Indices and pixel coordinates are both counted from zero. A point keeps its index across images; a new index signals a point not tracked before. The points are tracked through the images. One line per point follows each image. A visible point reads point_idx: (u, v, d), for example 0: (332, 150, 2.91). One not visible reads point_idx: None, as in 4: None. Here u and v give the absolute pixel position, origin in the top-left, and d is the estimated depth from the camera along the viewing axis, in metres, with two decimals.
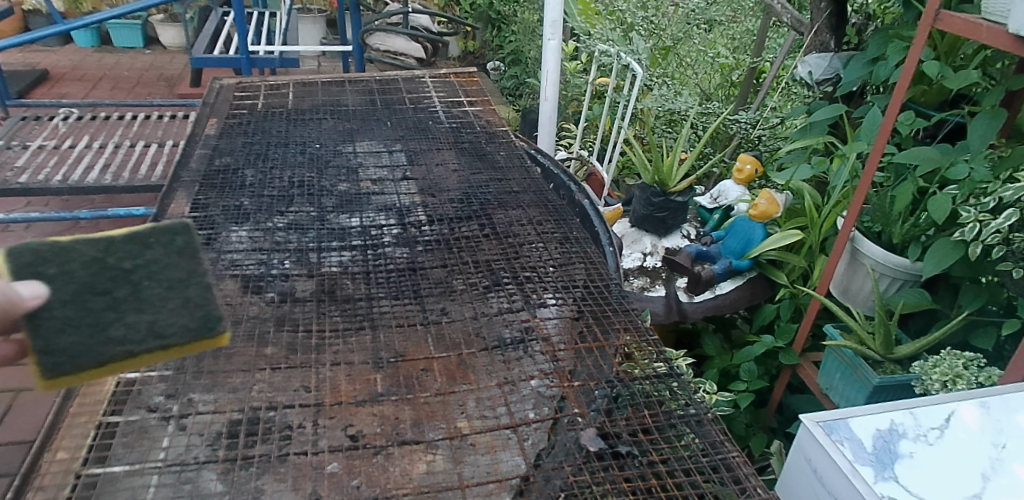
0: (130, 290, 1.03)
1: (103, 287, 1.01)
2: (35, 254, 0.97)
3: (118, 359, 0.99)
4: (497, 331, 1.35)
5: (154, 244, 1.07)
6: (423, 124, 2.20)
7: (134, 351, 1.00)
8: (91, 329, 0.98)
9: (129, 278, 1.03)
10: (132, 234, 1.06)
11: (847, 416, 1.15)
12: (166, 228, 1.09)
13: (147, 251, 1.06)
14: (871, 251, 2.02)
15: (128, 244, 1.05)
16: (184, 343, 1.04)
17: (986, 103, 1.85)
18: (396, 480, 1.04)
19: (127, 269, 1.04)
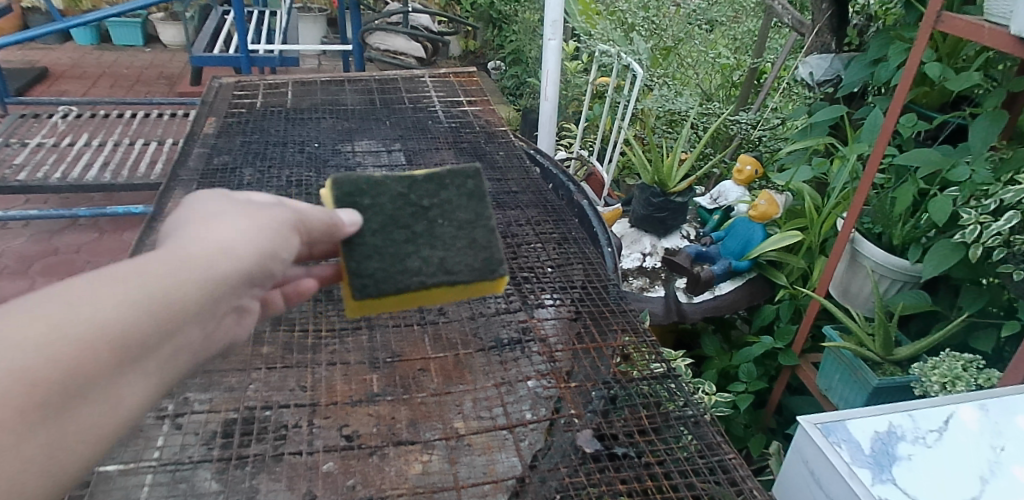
0: (426, 226, 0.99)
1: (406, 221, 0.97)
2: (355, 184, 0.96)
3: (418, 288, 0.96)
4: (494, 331, 1.35)
5: (450, 185, 1.02)
6: (422, 123, 2.20)
7: (430, 283, 0.96)
8: (393, 258, 0.96)
9: (427, 215, 0.99)
10: (430, 174, 1.01)
11: (845, 418, 1.15)
12: (460, 170, 1.03)
13: (443, 191, 1.01)
14: (871, 252, 2.01)
15: (427, 183, 1.00)
16: (468, 282, 0.98)
17: (988, 105, 1.85)
18: (391, 480, 1.04)
19: (425, 207, 0.99)
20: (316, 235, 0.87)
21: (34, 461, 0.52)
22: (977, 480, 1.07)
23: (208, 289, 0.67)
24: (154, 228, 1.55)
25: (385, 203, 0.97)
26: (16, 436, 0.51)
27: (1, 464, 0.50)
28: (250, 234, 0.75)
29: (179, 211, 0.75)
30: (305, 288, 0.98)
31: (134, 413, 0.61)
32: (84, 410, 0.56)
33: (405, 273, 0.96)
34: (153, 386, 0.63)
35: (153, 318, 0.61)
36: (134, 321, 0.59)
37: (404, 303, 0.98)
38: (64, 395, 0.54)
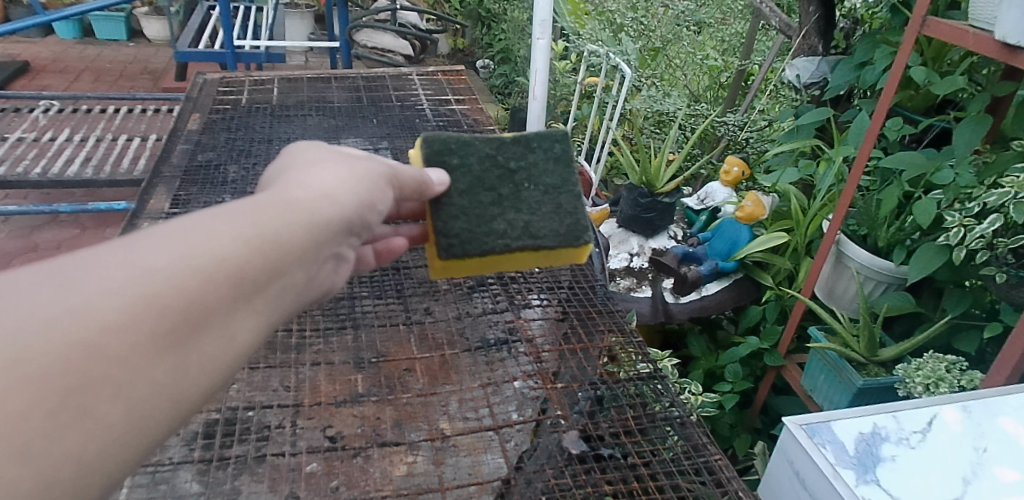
0: (512, 189, 1.05)
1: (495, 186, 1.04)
2: (445, 145, 1.03)
3: (508, 251, 1.03)
4: (481, 332, 1.34)
5: (538, 149, 1.07)
6: (409, 122, 2.19)
7: (518, 246, 1.03)
8: (480, 218, 1.03)
9: (514, 178, 1.05)
10: (518, 137, 1.07)
11: (831, 419, 1.15)
12: (548, 134, 1.08)
13: (530, 155, 1.06)
14: (856, 254, 2.03)
15: (514, 146, 1.06)
16: (552, 247, 1.06)
17: (972, 109, 1.86)
18: (376, 482, 1.03)
19: (512, 169, 1.05)
20: (402, 191, 0.90)
21: (163, 386, 0.51)
22: (961, 481, 1.08)
23: (325, 224, 0.70)
24: (135, 225, 1.52)
25: (474, 165, 1.03)
26: (149, 358, 0.50)
27: (191, 358, 0.53)
28: (358, 178, 0.79)
29: (286, 161, 0.78)
30: (394, 246, 1.05)
31: (249, 350, 0.60)
32: (231, 325, 0.57)
33: (496, 236, 1.03)
34: (268, 325, 0.63)
35: (270, 251, 0.61)
36: (252, 254, 0.59)
37: (491, 265, 1.06)
38: (191, 321, 0.53)
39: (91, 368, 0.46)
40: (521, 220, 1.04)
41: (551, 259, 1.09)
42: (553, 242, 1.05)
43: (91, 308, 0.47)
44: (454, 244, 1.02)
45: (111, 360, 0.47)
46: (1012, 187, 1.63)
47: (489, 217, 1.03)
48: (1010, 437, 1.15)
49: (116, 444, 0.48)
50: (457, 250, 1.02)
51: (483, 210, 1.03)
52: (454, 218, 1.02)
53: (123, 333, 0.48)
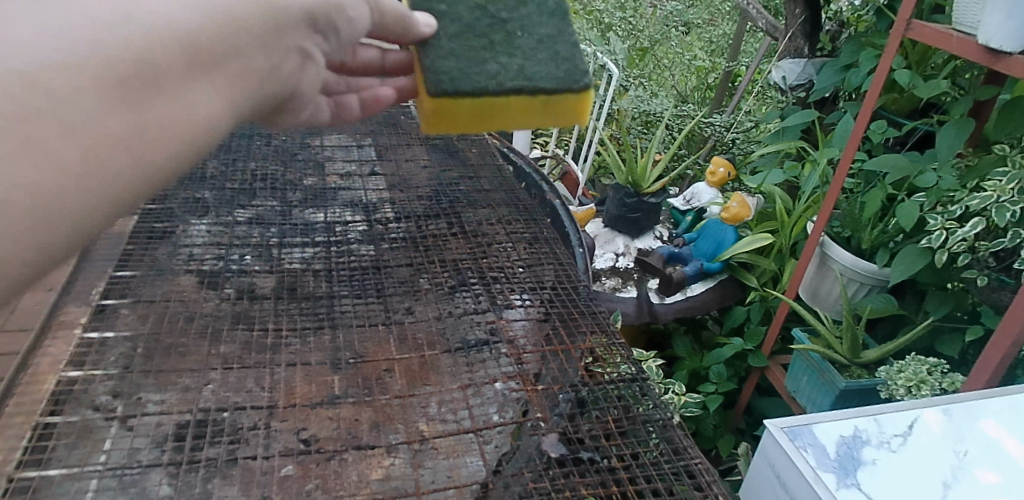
0: (504, 37, 1.06)
1: (484, 42, 1.05)
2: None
3: (502, 91, 0.99)
4: (462, 332, 1.32)
5: (531, 3, 1.11)
6: (393, 118, 2.16)
7: (512, 88, 0.99)
8: (470, 61, 1.01)
9: (505, 27, 1.07)
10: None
11: (812, 421, 1.15)
12: None
13: (523, 8, 1.10)
14: (839, 256, 2.03)
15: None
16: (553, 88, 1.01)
17: (954, 113, 1.87)
18: (351, 485, 1.01)
19: (504, 19, 1.08)
20: (380, 15, 0.91)
21: (120, 129, 0.54)
22: (939, 484, 1.07)
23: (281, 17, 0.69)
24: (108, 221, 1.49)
25: (460, 26, 1.06)
26: (98, 105, 0.52)
27: (139, 114, 0.55)
28: None
29: None
30: (380, 98, 1.19)
31: (204, 129, 0.62)
32: (182, 92, 0.58)
33: (489, 80, 0.99)
34: (224, 101, 0.64)
35: (224, 24, 0.62)
36: (205, 21, 0.60)
37: (490, 115, 1.01)
38: (141, 76, 0.55)
39: (34, 100, 0.49)
40: (514, 63, 1.02)
41: (551, 113, 1.04)
42: (552, 84, 1.01)
43: (24, 46, 0.49)
44: (445, 85, 0.97)
45: (60, 98, 0.50)
46: (993, 191, 1.64)
47: (482, 68, 1.01)
48: (990, 439, 1.15)
49: (76, 189, 0.51)
50: (447, 91, 0.97)
51: (473, 63, 1.01)
52: (442, 71, 0.99)
53: (67, 71, 0.50)
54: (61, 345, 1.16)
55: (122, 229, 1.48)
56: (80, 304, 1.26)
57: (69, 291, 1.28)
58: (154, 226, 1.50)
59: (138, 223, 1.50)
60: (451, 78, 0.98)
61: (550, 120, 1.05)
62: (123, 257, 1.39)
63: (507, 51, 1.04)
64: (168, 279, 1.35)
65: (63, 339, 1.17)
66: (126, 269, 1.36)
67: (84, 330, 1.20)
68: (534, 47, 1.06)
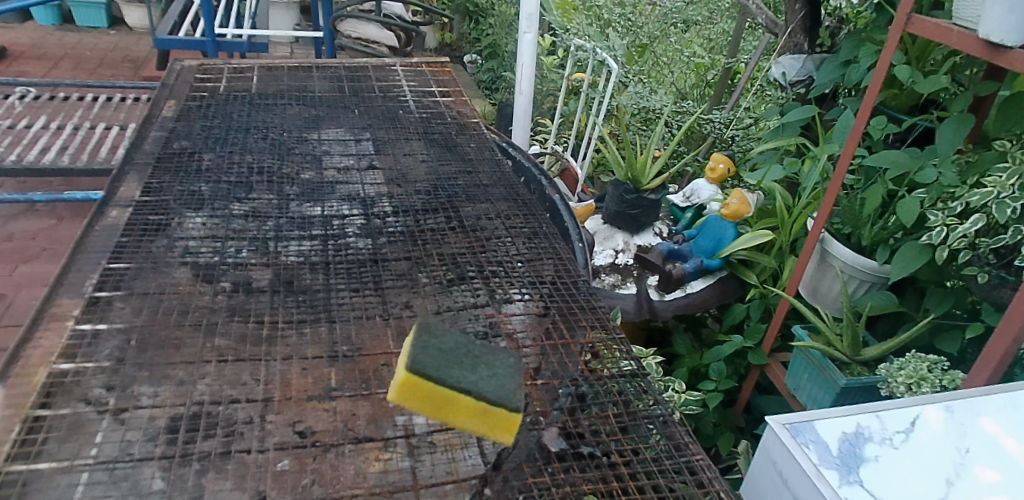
0: None
1: (461, 356, 1.07)
2: None
3: (455, 389, 0.99)
4: (460, 326, 1.31)
5: None
6: (392, 113, 2.15)
7: (461, 389, 1.00)
8: None
9: None
10: None
11: (815, 418, 1.13)
12: None
13: None
14: (840, 252, 2.02)
15: None
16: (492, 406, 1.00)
17: (954, 109, 1.86)
18: (349, 480, 0.99)
19: None
20: None
21: None
22: (940, 483, 1.06)
23: None
24: (103, 213, 1.48)
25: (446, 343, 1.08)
26: None
27: None
28: None
29: None
30: None
31: None
32: None
33: (452, 374, 1.01)
34: None
35: None
36: None
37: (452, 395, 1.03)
38: None
39: None
40: (470, 379, 1.02)
41: (480, 418, 1.01)
42: (493, 395, 1.01)
43: None
44: (419, 361, 0.99)
45: None
46: (994, 187, 1.62)
47: (449, 374, 1.01)
48: (990, 436, 1.14)
49: None
50: (416, 366, 0.99)
51: (449, 363, 1.03)
52: (423, 353, 1.03)
53: None
54: (53, 337, 1.15)
55: (116, 222, 1.46)
56: (73, 296, 1.24)
57: (62, 283, 1.26)
58: (149, 219, 1.49)
59: (133, 215, 1.49)
60: (425, 359, 1.02)
61: (478, 428, 1.03)
62: (117, 250, 1.38)
63: (473, 367, 1.06)
64: (163, 272, 1.34)
65: (55, 331, 1.16)
66: (120, 262, 1.35)
67: (77, 322, 1.18)
68: (496, 372, 1.07)
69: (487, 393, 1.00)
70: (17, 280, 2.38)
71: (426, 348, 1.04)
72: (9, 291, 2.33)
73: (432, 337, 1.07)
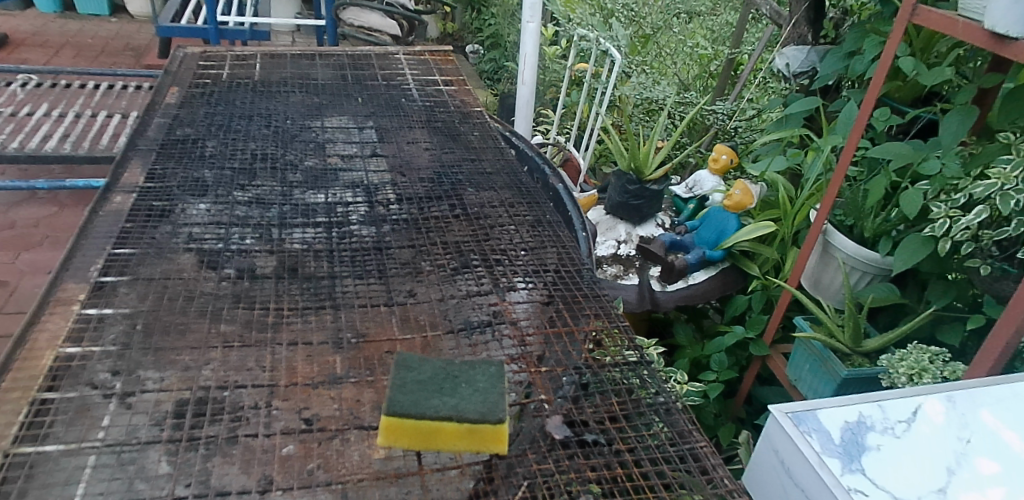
0: None
1: (439, 381, 0.96)
2: None
3: (436, 418, 0.91)
4: (464, 314, 1.31)
5: None
6: (395, 101, 2.14)
7: (442, 416, 0.91)
8: None
9: None
10: None
11: (817, 406, 1.10)
12: None
13: None
14: (843, 244, 2.02)
15: None
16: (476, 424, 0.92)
17: (958, 101, 1.85)
18: (354, 465, 1.00)
19: None
20: None
21: None
22: (939, 473, 1.07)
23: None
24: (107, 199, 1.47)
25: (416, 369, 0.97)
26: None
27: None
28: None
29: None
30: None
31: None
32: None
33: (430, 405, 0.92)
34: None
35: None
36: None
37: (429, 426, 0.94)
38: None
39: None
40: (449, 404, 0.93)
41: (468, 438, 0.93)
42: (474, 414, 0.92)
43: None
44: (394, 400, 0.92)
45: None
46: (998, 178, 1.61)
47: (425, 402, 0.93)
48: (988, 426, 1.14)
49: None
50: (396, 406, 0.92)
51: (427, 396, 0.94)
52: (400, 392, 0.94)
53: None
54: (59, 321, 1.15)
55: (119, 207, 1.46)
56: (78, 281, 1.24)
57: (67, 268, 1.26)
58: (153, 205, 1.48)
59: (137, 201, 1.49)
60: (403, 396, 0.93)
61: (466, 448, 0.94)
62: (121, 235, 1.38)
63: (454, 390, 0.95)
64: (167, 257, 1.34)
65: (61, 315, 1.16)
66: (125, 247, 1.35)
67: (82, 307, 1.19)
68: (479, 388, 0.96)
69: (478, 397, 0.95)
70: (20, 267, 2.38)
71: (402, 382, 0.95)
72: (11, 278, 2.33)
73: (410, 369, 0.97)
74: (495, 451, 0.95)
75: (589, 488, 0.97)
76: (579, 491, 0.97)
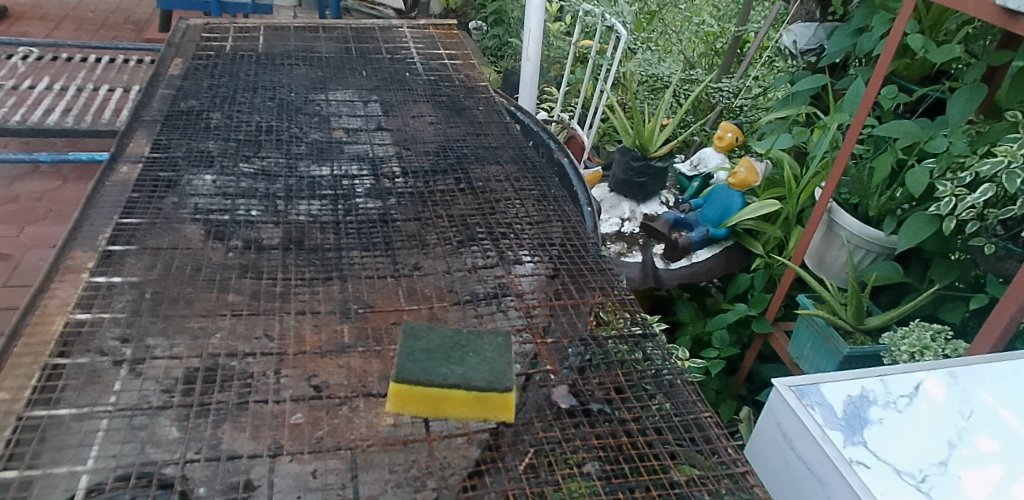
0: None
1: (447, 350, 0.97)
2: None
3: (444, 386, 0.92)
4: (470, 286, 1.32)
5: None
6: (400, 75, 2.13)
7: (450, 383, 0.92)
8: None
9: None
10: None
11: (820, 380, 1.03)
12: None
13: None
14: (848, 223, 2.01)
15: None
16: (481, 390, 0.92)
17: (967, 78, 1.82)
18: (362, 432, 1.01)
19: None
20: None
21: None
22: (940, 447, 0.98)
23: None
24: (113, 169, 1.47)
25: (431, 339, 0.98)
26: None
27: None
28: None
29: None
30: None
31: None
32: None
33: (439, 373, 0.93)
34: None
35: None
36: None
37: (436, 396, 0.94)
38: None
39: None
40: (457, 372, 0.93)
41: (476, 406, 0.94)
42: (482, 382, 0.92)
43: None
44: (405, 367, 0.93)
45: None
46: (1005, 156, 1.60)
47: (434, 369, 0.94)
48: (996, 402, 1.05)
49: None
50: (405, 374, 0.93)
51: (434, 364, 0.94)
52: (408, 359, 0.95)
53: None
54: (68, 288, 1.15)
55: (126, 177, 1.46)
56: (86, 249, 1.24)
57: (75, 237, 1.26)
58: (159, 175, 1.48)
59: (143, 172, 1.49)
60: (412, 364, 0.94)
61: (473, 416, 0.95)
62: (127, 205, 1.38)
63: (461, 358, 0.96)
64: (174, 228, 1.34)
65: (70, 282, 1.17)
66: (132, 217, 1.35)
67: (91, 275, 1.19)
68: (486, 357, 0.97)
69: (485, 365, 0.96)
70: (24, 241, 2.38)
71: (411, 350, 0.96)
72: (16, 252, 2.33)
73: (418, 338, 0.98)
74: (503, 419, 0.96)
75: (594, 456, 0.99)
76: (585, 458, 0.98)
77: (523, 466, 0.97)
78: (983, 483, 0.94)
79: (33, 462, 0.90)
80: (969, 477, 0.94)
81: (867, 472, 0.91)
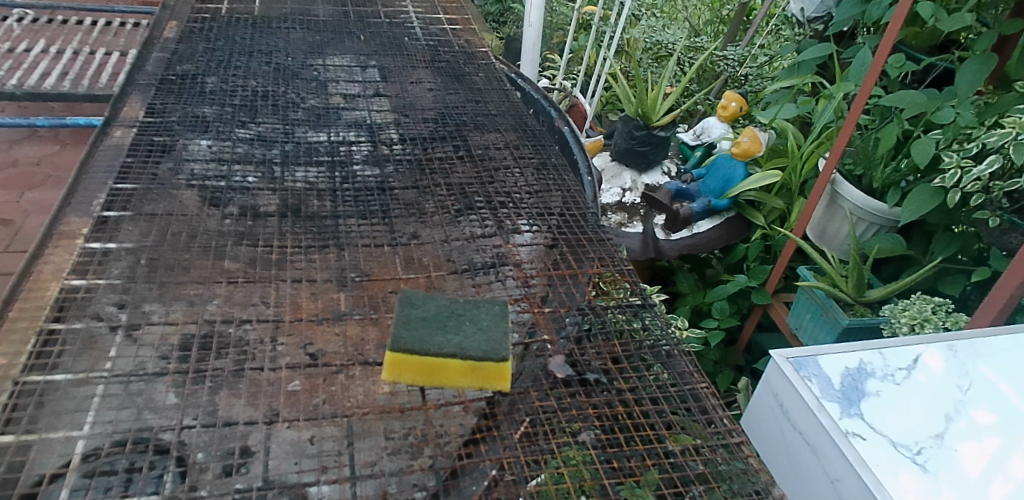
0: None
1: (443, 319, 0.96)
2: None
3: (441, 355, 0.92)
4: (468, 255, 1.31)
5: None
6: (398, 40, 2.09)
7: (446, 352, 0.91)
8: None
9: None
10: None
11: (817, 352, 1.00)
12: None
13: None
14: (850, 194, 1.99)
15: None
16: (477, 360, 0.92)
17: (977, 47, 1.77)
18: (359, 400, 1.02)
19: None
20: None
21: None
22: (937, 420, 0.97)
23: None
24: (107, 133, 1.46)
25: (423, 314, 0.97)
26: None
27: None
28: None
29: None
30: None
31: None
32: None
33: (435, 342, 0.93)
34: None
35: None
36: None
37: (430, 371, 0.93)
38: None
39: None
40: (453, 342, 0.93)
41: (472, 376, 0.93)
42: (478, 352, 0.92)
43: None
44: (402, 337, 0.93)
45: None
46: (1013, 128, 1.58)
47: (432, 339, 0.93)
48: (994, 376, 1.04)
49: None
50: (400, 343, 0.93)
51: (431, 332, 0.94)
52: (404, 328, 0.94)
53: None
54: (63, 254, 1.15)
55: (120, 142, 1.44)
56: (81, 215, 1.23)
57: (69, 202, 1.25)
58: (154, 140, 1.47)
59: (137, 136, 1.47)
60: (408, 333, 0.94)
61: (471, 385, 0.95)
62: (122, 170, 1.36)
63: (458, 328, 0.95)
64: (169, 193, 1.33)
65: (65, 248, 1.16)
66: (127, 182, 1.34)
67: (86, 241, 1.18)
68: (483, 326, 0.96)
69: (482, 335, 0.95)
70: (24, 206, 2.38)
71: (408, 319, 0.95)
72: (16, 217, 2.33)
73: (414, 306, 0.97)
74: (499, 388, 0.96)
75: (591, 425, 0.99)
76: (580, 427, 0.98)
77: (518, 434, 0.97)
78: (978, 456, 0.93)
79: (31, 427, 0.90)
80: (964, 449, 0.94)
81: (863, 443, 0.90)
